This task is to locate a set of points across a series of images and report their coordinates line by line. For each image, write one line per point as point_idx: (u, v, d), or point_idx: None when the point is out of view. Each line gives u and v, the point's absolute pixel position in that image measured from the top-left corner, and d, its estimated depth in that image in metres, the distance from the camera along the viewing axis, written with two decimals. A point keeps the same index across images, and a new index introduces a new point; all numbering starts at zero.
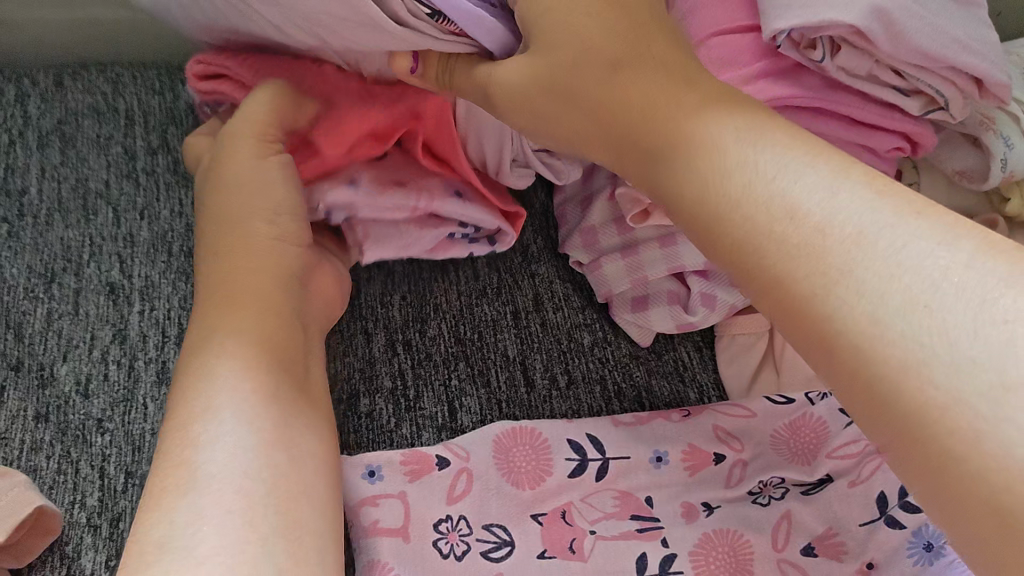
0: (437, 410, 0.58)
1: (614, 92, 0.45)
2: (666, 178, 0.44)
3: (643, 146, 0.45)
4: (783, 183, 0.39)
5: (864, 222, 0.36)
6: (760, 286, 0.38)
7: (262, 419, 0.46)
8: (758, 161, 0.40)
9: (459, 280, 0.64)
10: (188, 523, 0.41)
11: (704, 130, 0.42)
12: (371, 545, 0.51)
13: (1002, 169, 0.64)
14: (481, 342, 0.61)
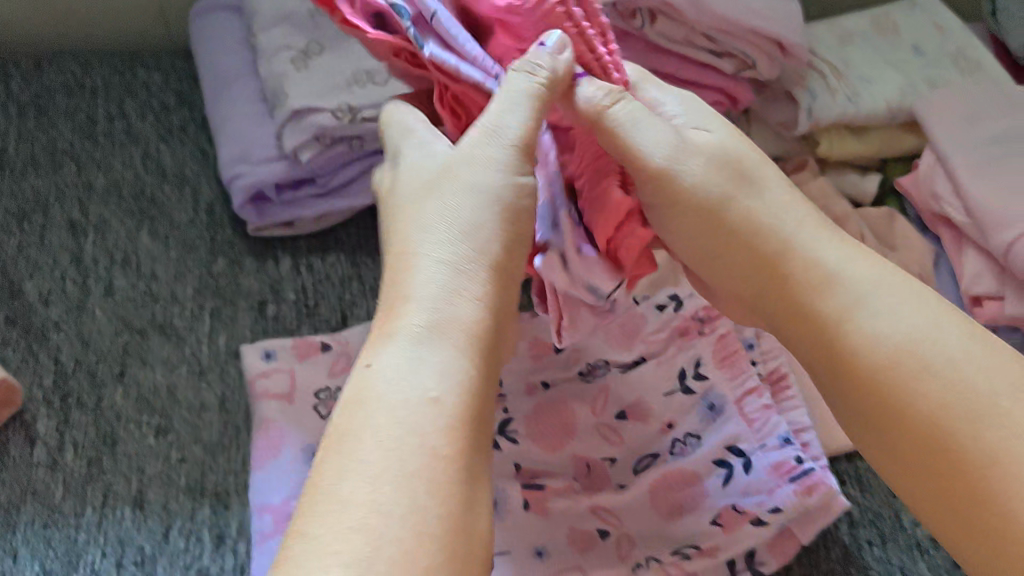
0: (331, 315, 0.72)
1: (771, 276, 0.50)
2: (831, 355, 0.47)
3: (808, 320, 0.48)
4: (868, 316, 0.46)
5: (902, 323, 0.45)
6: (857, 395, 0.45)
7: (438, 439, 0.38)
8: (828, 245, 0.49)
9: (360, 216, 0.77)
10: (361, 483, 0.37)
11: (862, 328, 0.45)
12: (259, 408, 0.63)
13: (808, 117, 0.75)
14: (374, 265, 0.75)
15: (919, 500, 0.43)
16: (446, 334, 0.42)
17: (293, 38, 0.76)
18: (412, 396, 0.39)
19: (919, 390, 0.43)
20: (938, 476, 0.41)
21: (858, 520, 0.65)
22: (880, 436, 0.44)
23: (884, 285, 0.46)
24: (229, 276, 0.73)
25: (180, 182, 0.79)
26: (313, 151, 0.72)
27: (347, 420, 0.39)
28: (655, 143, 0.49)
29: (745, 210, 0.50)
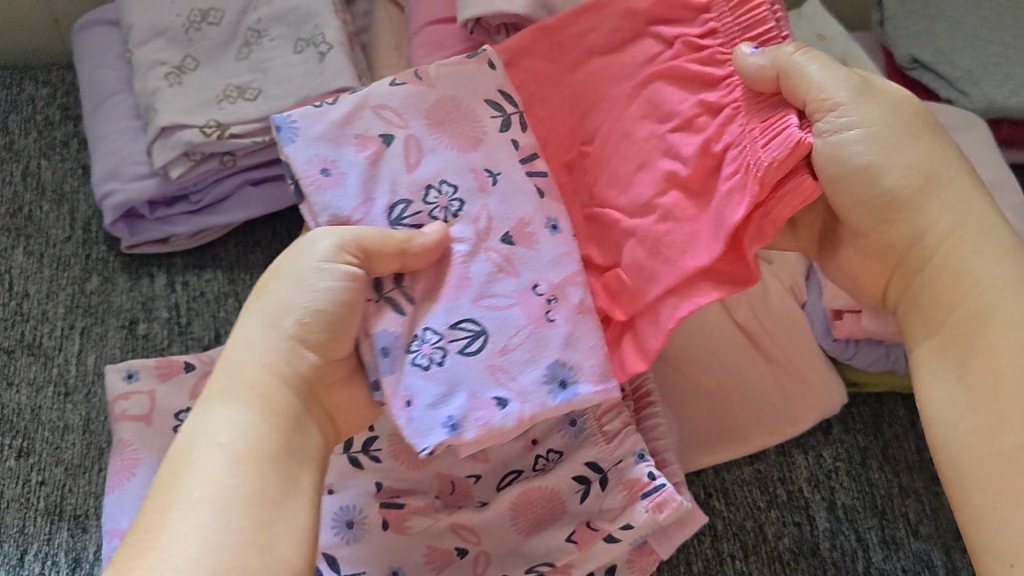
0: (204, 333, 0.72)
1: (911, 244, 0.54)
2: (957, 314, 0.53)
3: (955, 313, 0.53)
4: (974, 264, 0.52)
5: (995, 262, 0.52)
6: (969, 347, 0.51)
7: (238, 488, 0.46)
8: (951, 198, 0.54)
9: (239, 232, 0.77)
10: (165, 527, 0.44)
11: (992, 303, 0.51)
12: (116, 431, 0.63)
13: None
14: (252, 281, 0.74)
15: (958, 421, 0.50)
16: (251, 397, 0.50)
17: (168, 54, 0.74)
18: (204, 447, 0.47)
19: (985, 290, 0.51)
20: (971, 398, 0.50)
21: (721, 534, 0.65)
22: (949, 355, 0.52)
23: (976, 229, 0.53)
24: (102, 294, 0.73)
25: (59, 200, 0.78)
26: (181, 168, 0.71)
27: (180, 451, 0.48)
28: (829, 83, 0.51)
29: (926, 211, 0.54)
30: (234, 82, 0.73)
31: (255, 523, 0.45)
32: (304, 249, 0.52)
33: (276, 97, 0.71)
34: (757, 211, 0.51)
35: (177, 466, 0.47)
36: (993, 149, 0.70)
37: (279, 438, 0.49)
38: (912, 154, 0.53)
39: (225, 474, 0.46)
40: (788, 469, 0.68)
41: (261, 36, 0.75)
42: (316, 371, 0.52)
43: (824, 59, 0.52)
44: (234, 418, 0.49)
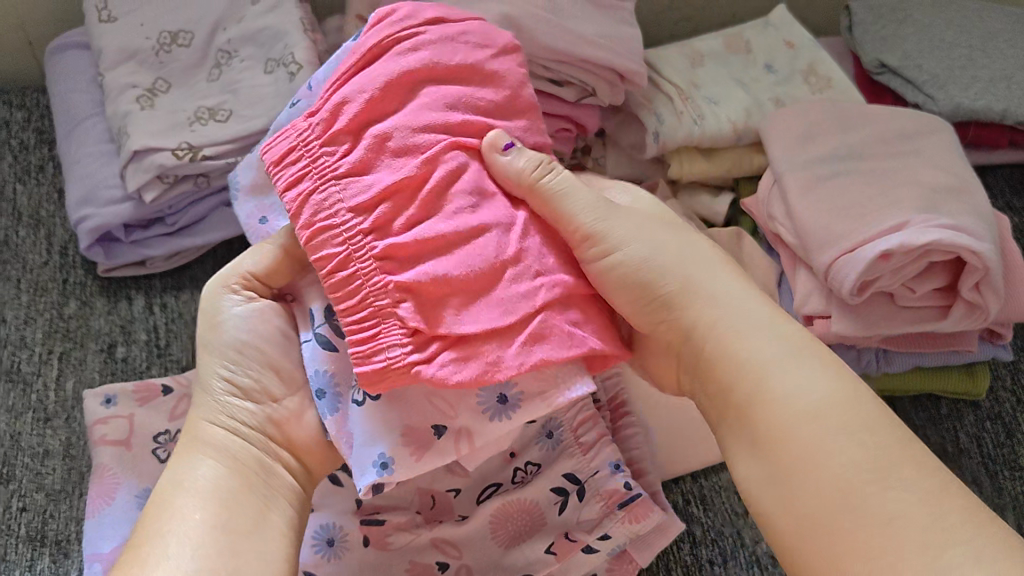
0: (183, 354, 0.72)
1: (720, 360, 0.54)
2: (774, 445, 0.49)
3: (755, 433, 0.51)
4: (779, 372, 0.51)
5: (801, 369, 0.51)
6: (786, 472, 0.48)
7: (214, 518, 0.52)
8: (756, 331, 0.54)
9: (216, 251, 0.77)
10: (156, 556, 0.49)
11: (801, 437, 0.48)
12: (97, 454, 0.63)
13: (655, 140, 0.77)
14: None
15: (772, 511, 0.49)
16: (219, 444, 0.56)
17: (139, 77, 0.75)
18: (181, 489, 0.53)
19: (795, 410, 0.49)
20: (794, 497, 0.47)
21: (700, 539, 0.65)
22: (764, 465, 0.49)
23: (766, 333, 0.54)
24: (80, 319, 0.73)
25: (35, 224, 0.78)
26: (155, 191, 0.71)
27: (162, 490, 0.54)
28: (568, 189, 0.57)
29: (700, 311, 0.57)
30: (205, 104, 0.73)
31: (227, 547, 0.50)
32: (216, 301, 0.60)
33: (247, 118, 0.72)
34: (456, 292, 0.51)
35: (154, 507, 0.53)
36: (955, 150, 0.71)
37: (248, 479, 0.55)
38: (665, 262, 0.58)
39: (202, 510, 0.52)
40: None
41: (231, 58, 0.76)
42: (274, 412, 0.58)
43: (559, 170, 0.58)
44: (209, 464, 0.55)
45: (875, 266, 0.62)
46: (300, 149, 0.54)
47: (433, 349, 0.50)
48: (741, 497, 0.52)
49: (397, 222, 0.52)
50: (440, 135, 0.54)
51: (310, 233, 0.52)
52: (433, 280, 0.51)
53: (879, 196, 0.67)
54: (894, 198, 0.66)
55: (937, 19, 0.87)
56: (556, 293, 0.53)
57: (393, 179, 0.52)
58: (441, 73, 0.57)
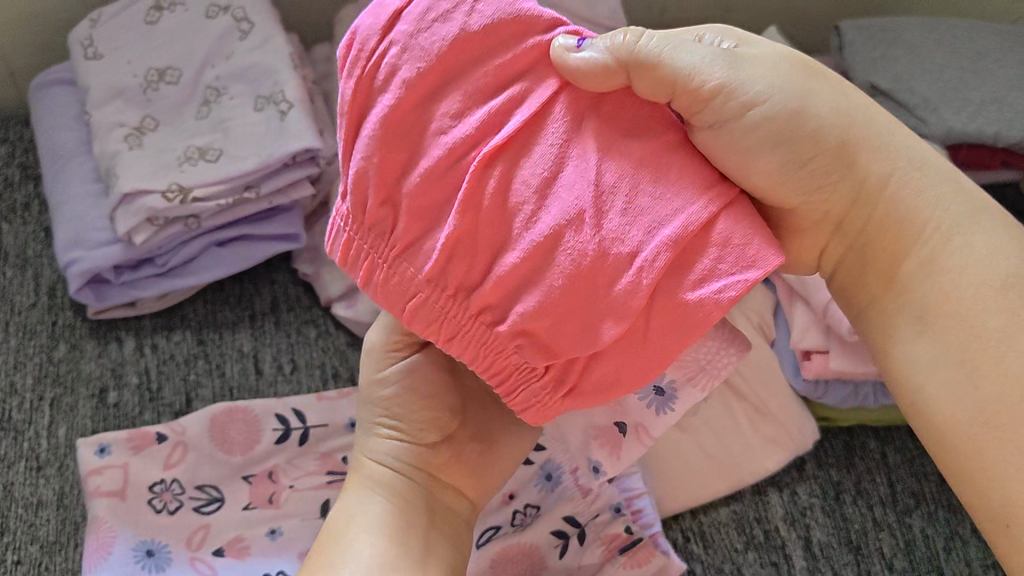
0: (175, 398, 0.71)
1: (880, 225, 0.51)
2: (969, 309, 0.48)
3: (932, 295, 0.50)
4: (967, 238, 0.50)
5: (980, 234, 0.50)
6: (960, 347, 0.48)
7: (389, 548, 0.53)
8: (917, 194, 0.51)
9: (207, 291, 0.77)
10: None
11: (963, 299, 0.49)
12: (91, 507, 0.62)
13: None
14: (221, 342, 0.74)
15: (942, 399, 0.49)
16: (383, 479, 0.59)
17: (126, 115, 0.73)
18: (354, 522, 0.55)
19: (980, 285, 0.49)
20: (975, 391, 0.48)
21: None
22: (938, 347, 0.49)
23: (925, 189, 0.51)
24: (70, 363, 0.72)
25: (22, 265, 0.77)
26: (146, 233, 0.71)
27: (336, 524, 0.56)
28: (703, 69, 0.47)
29: (860, 174, 0.50)
30: (195, 143, 0.72)
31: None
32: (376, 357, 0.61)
33: (237, 158, 0.71)
34: (581, 295, 0.44)
35: (336, 531, 0.55)
36: None
37: (418, 514, 0.57)
38: (823, 108, 0.49)
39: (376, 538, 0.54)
40: (763, 508, 0.69)
41: (220, 95, 0.75)
42: (438, 450, 0.61)
43: (675, 41, 0.47)
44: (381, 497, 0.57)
45: None
46: (354, 235, 0.48)
47: (569, 381, 0.48)
48: (898, 366, 0.52)
49: (485, 264, 0.46)
50: (480, 148, 0.45)
51: (408, 317, 0.49)
52: (529, 318, 0.45)
53: None
54: None
55: (927, 40, 0.86)
56: (670, 260, 0.43)
57: (448, 232, 0.45)
58: (437, 78, 0.45)
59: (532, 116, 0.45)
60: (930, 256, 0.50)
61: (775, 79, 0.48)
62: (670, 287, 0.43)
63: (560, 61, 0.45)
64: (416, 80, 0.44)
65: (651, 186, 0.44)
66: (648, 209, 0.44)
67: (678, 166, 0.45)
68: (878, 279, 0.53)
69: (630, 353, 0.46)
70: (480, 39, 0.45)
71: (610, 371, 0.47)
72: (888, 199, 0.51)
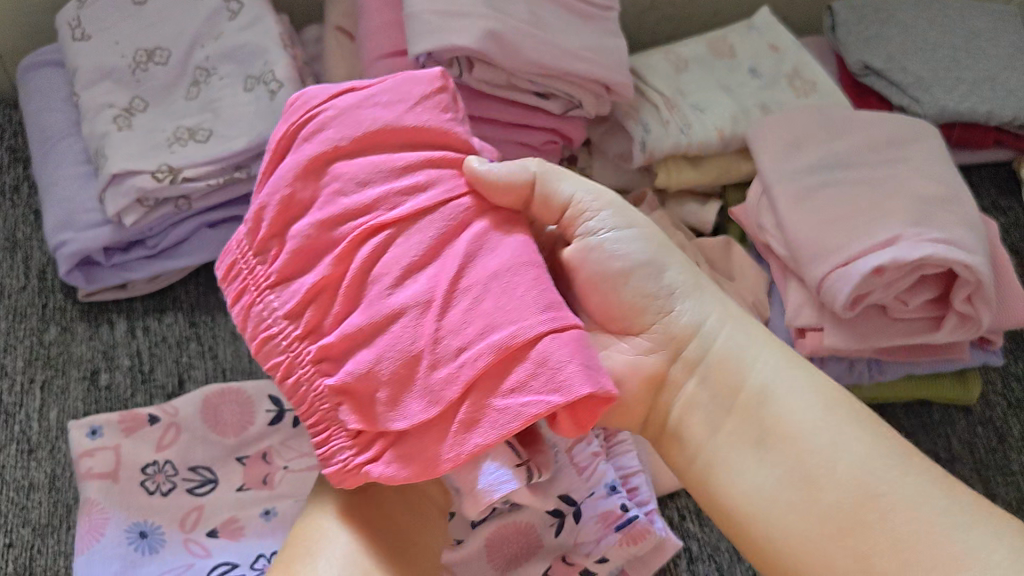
0: (167, 380, 0.71)
1: (715, 372, 0.57)
2: (789, 452, 0.52)
3: (763, 430, 0.54)
4: (789, 379, 0.55)
5: (798, 378, 0.55)
6: (790, 476, 0.51)
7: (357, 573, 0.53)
8: (762, 352, 0.56)
9: (199, 273, 0.76)
10: None
11: (786, 425, 0.53)
12: (83, 488, 0.62)
13: (642, 151, 0.76)
14: (213, 324, 0.74)
15: (781, 517, 0.50)
16: (338, 491, 0.58)
17: (116, 96, 0.73)
18: (318, 542, 0.55)
19: (806, 424, 0.52)
20: (814, 503, 0.50)
21: (697, 555, 0.65)
22: (768, 472, 0.52)
23: (766, 349, 0.57)
24: (61, 345, 0.71)
25: (12, 247, 0.76)
26: (135, 215, 0.70)
27: (300, 537, 0.56)
28: (584, 195, 0.57)
29: (686, 315, 0.58)
30: (185, 123, 0.72)
31: None
32: None
33: (228, 138, 0.71)
34: (414, 371, 0.47)
35: (288, 555, 0.55)
36: (944, 158, 0.71)
37: (379, 534, 0.56)
38: (667, 267, 0.58)
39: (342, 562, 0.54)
40: None
41: (210, 75, 0.74)
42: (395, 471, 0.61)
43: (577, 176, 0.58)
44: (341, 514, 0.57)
45: (868, 280, 0.62)
46: (237, 260, 0.51)
47: (378, 447, 0.47)
48: (726, 508, 0.53)
49: (326, 320, 0.49)
50: (360, 219, 0.50)
51: (256, 345, 0.50)
52: (359, 375, 0.47)
53: (870, 207, 0.66)
54: (887, 211, 0.66)
55: (920, 20, 0.86)
56: (488, 362, 0.45)
57: (315, 278, 0.49)
58: (353, 147, 0.52)
59: (420, 208, 0.50)
60: (724, 380, 0.56)
61: (650, 235, 0.58)
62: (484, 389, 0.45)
63: (469, 170, 0.51)
64: (337, 147, 0.51)
65: (488, 297, 0.47)
66: (493, 307, 0.47)
67: (526, 275, 0.48)
68: (710, 422, 0.56)
69: (426, 438, 0.46)
70: (403, 130, 0.52)
71: (411, 449, 0.46)
72: (720, 347, 0.57)
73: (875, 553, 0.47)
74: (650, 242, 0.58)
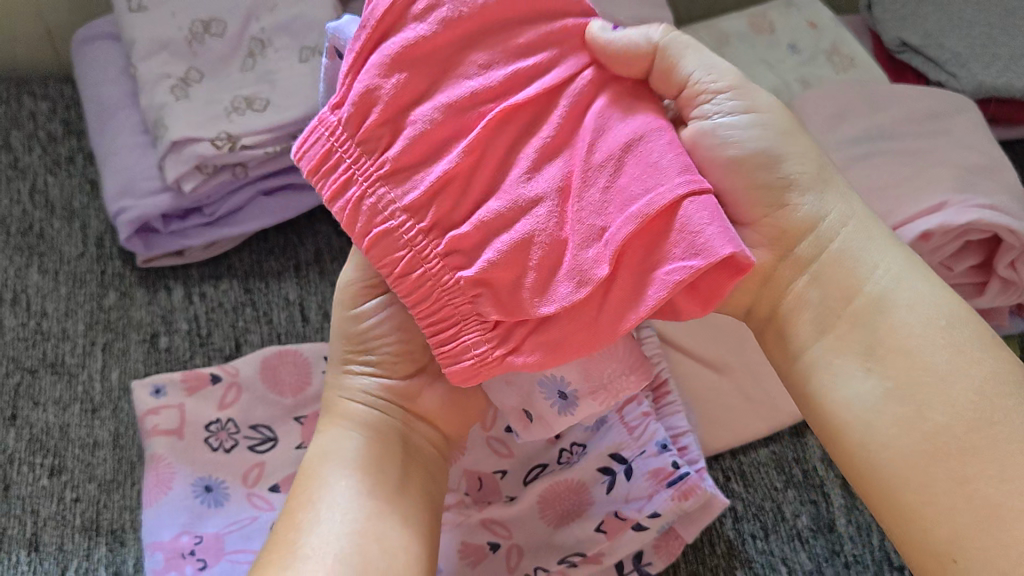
0: (225, 343, 0.73)
1: (816, 266, 0.52)
2: (891, 357, 0.47)
3: (875, 333, 0.48)
4: (908, 288, 0.48)
5: (917, 281, 0.49)
6: (890, 372, 0.47)
7: (375, 491, 0.52)
8: (882, 248, 0.50)
9: (252, 242, 0.78)
10: (316, 526, 0.49)
11: (880, 322, 0.48)
12: (150, 444, 0.64)
13: None
14: (267, 290, 0.75)
15: (886, 427, 0.46)
16: (366, 425, 0.57)
17: (172, 67, 0.75)
18: (333, 461, 0.54)
19: (923, 326, 0.47)
20: (920, 425, 0.45)
21: (742, 514, 0.67)
22: (900, 396, 0.46)
23: (882, 246, 0.51)
24: (120, 310, 0.73)
25: (69, 216, 0.78)
26: (194, 181, 0.72)
27: (310, 462, 0.55)
28: (701, 72, 0.51)
29: (799, 214, 0.52)
30: (242, 94, 0.74)
31: (385, 516, 0.51)
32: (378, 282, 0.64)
33: (285, 108, 0.73)
34: (542, 249, 0.46)
35: (306, 469, 0.54)
36: (984, 130, 0.72)
37: (394, 457, 0.56)
38: (788, 156, 0.51)
39: (358, 480, 0.53)
40: (802, 449, 0.70)
41: (265, 47, 0.76)
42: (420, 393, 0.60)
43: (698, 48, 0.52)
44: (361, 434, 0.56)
45: (915, 244, 0.64)
46: (337, 150, 0.48)
47: (517, 336, 0.47)
48: (836, 408, 0.49)
49: (459, 208, 0.47)
50: (486, 101, 0.47)
51: (370, 237, 0.48)
52: (493, 268, 0.46)
53: (913, 175, 0.68)
54: (929, 179, 0.67)
55: None
56: (634, 230, 0.44)
57: (445, 168, 0.47)
58: (475, 29, 0.48)
59: (550, 89, 0.48)
60: (813, 273, 0.52)
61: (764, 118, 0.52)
62: (625, 258, 0.45)
63: (592, 35, 0.48)
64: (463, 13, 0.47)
65: (624, 172, 0.46)
66: (631, 180, 0.45)
67: (658, 147, 0.46)
68: (817, 322, 0.51)
69: (580, 323, 0.46)
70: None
71: (558, 336, 0.46)
72: (834, 248, 0.51)
73: (973, 474, 0.43)
74: (778, 127, 0.52)
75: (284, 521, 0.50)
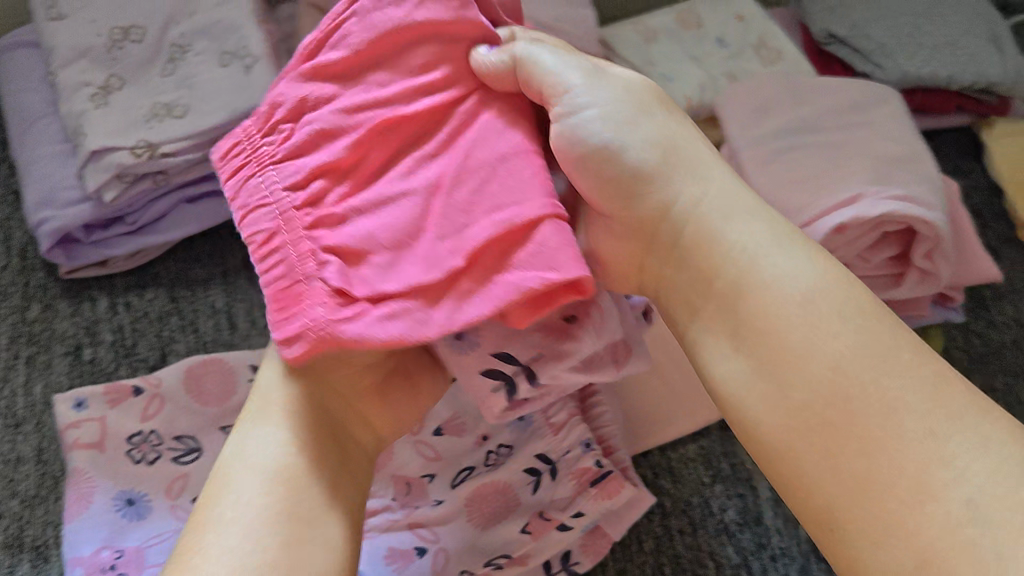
0: (150, 353, 0.72)
1: (679, 244, 0.49)
2: (753, 334, 0.44)
3: (741, 310, 0.45)
4: (771, 256, 0.45)
5: (785, 252, 0.45)
6: (753, 352, 0.44)
7: (291, 510, 0.47)
8: (745, 216, 0.47)
9: (178, 249, 0.77)
10: (219, 551, 0.44)
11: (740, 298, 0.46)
12: (71, 459, 0.63)
13: None
14: (193, 298, 0.75)
15: (760, 409, 0.43)
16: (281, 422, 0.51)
17: (91, 74, 0.73)
18: (240, 469, 0.48)
19: (788, 298, 0.44)
20: (788, 401, 0.42)
21: (669, 510, 0.67)
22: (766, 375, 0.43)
23: (745, 213, 0.48)
24: (44, 322, 0.72)
25: None
26: (115, 190, 0.71)
27: (219, 470, 0.49)
28: (566, 69, 0.50)
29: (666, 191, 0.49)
30: (161, 100, 0.73)
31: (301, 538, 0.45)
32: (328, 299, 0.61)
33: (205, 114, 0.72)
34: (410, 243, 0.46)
35: (211, 482, 0.48)
36: (904, 119, 0.73)
37: (316, 463, 0.50)
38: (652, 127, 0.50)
39: (269, 496, 0.47)
40: (729, 442, 0.70)
41: (185, 52, 0.75)
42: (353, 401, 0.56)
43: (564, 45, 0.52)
44: (276, 434, 0.50)
45: (831, 237, 0.64)
46: (243, 142, 0.51)
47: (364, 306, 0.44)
48: (715, 392, 0.46)
49: (332, 196, 0.48)
50: (373, 112, 0.50)
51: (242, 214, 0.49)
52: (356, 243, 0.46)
53: (832, 167, 0.68)
54: (847, 171, 0.68)
55: None
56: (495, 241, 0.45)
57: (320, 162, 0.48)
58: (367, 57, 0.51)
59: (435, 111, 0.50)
60: (677, 249, 0.49)
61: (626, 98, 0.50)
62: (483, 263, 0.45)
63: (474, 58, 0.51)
64: (351, 49, 0.50)
65: (491, 186, 0.47)
66: (500, 190, 0.47)
67: (528, 163, 0.48)
68: (689, 303, 0.49)
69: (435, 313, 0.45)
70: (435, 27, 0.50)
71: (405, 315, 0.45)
72: (701, 212, 0.48)
73: (843, 451, 0.40)
74: (639, 110, 0.50)
75: (185, 543, 0.45)
